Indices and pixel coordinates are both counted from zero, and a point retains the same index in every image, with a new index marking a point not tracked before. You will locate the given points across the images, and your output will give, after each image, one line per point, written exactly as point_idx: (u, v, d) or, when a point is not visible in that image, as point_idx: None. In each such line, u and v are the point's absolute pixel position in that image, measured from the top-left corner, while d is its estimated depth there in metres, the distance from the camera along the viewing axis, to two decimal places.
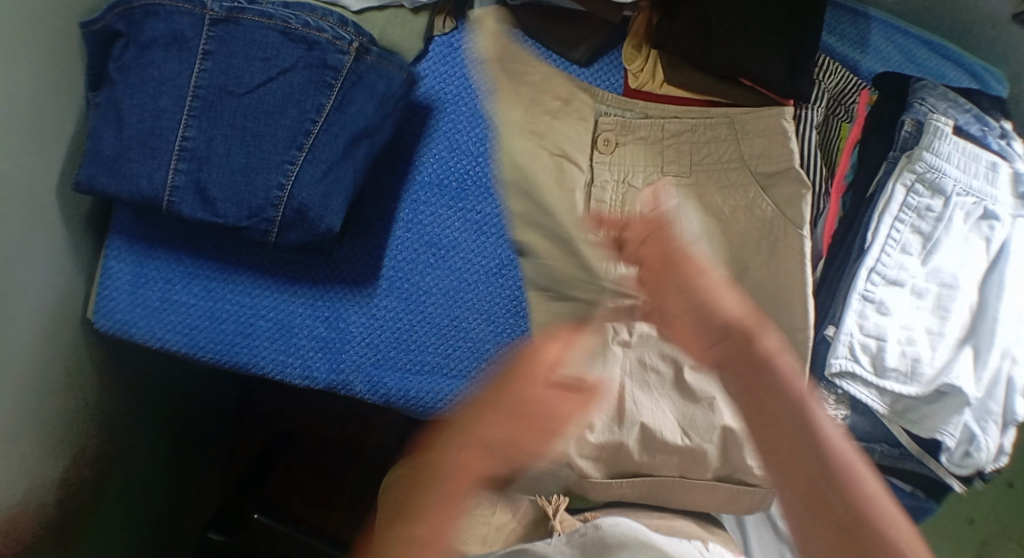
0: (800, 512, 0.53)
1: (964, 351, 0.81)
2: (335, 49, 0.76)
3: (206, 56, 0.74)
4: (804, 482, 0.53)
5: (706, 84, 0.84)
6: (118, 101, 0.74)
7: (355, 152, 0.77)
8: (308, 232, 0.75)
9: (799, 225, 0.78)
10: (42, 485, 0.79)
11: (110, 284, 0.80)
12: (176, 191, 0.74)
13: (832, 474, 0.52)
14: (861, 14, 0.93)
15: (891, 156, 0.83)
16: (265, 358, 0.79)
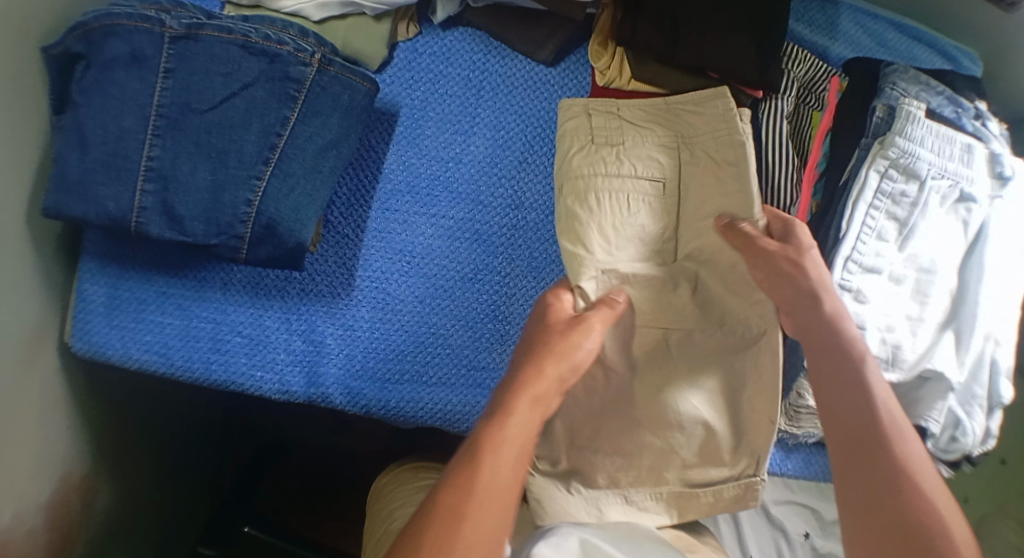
0: (846, 467, 0.65)
1: (945, 335, 0.82)
2: (297, 61, 0.75)
3: (167, 73, 0.74)
4: (856, 426, 0.65)
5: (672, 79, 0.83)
6: (80, 123, 0.73)
7: (324, 164, 0.76)
8: (278, 246, 0.75)
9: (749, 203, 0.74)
10: (27, 510, 0.78)
11: (84, 306, 0.79)
12: (144, 212, 0.74)
13: (870, 433, 0.65)
14: (829, 0, 0.92)
15: (865, 143, 0.81)
16: (243, 374, 0.79)
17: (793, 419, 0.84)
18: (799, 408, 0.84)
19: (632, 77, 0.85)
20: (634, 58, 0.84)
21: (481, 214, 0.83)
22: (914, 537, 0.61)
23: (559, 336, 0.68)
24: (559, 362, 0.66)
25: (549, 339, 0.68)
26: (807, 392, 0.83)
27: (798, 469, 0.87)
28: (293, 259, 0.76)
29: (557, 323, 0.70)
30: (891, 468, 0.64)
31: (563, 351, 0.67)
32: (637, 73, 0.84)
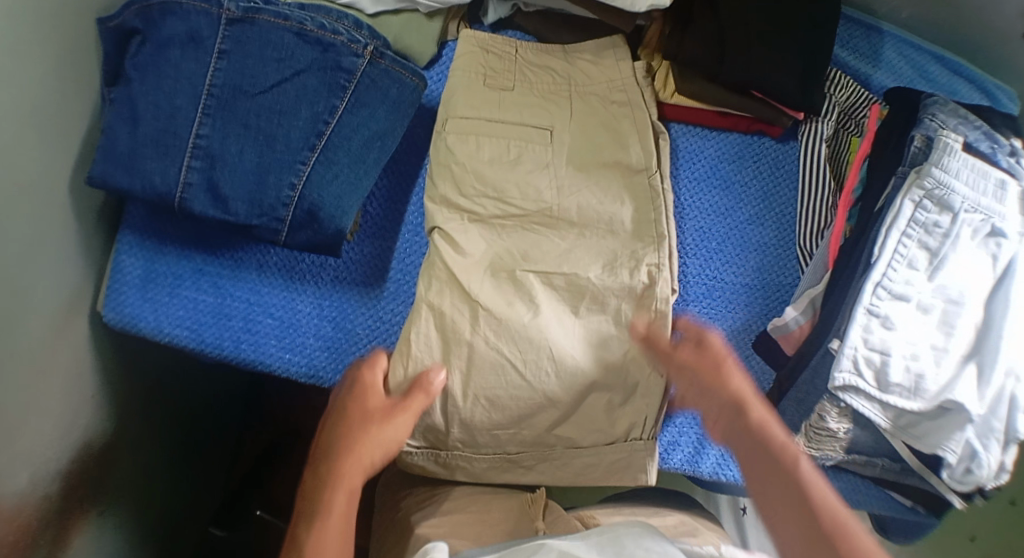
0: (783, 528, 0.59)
1: (967, 367, 0.81)
2: (350, 52, 0.76)
3: (221, 55, 0.75)
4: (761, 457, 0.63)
5: (715, 94, 0.84)
6: (131, 97, 0.75)
7: (368, 154, 0.76)
8: (317, 233, 0.75)
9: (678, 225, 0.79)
10: (47, 476, 0.79)
11: (120, 278, 0.80)
12: (188, 188, 0.75)
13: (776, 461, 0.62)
14: (874, 28, 0.93)
15: (900, 171, 0.82)
16: (271, 355, 0.79)
17: (811, 440, 0.84)
18: (819, 430, 0.83)
19: (675, 91, 0.85)
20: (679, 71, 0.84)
21: None
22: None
23: (381, 425, 0.68)
24: (376, 450, 0.67)
25: (366, 424, 0.68)
26: (828, 415, 0.82)
27: None
28: (330, 247, 0.76)
29: (377, 410, 0.69)
30: (809, 494, 0.59)
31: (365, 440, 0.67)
32: (681, 87, 0.84)
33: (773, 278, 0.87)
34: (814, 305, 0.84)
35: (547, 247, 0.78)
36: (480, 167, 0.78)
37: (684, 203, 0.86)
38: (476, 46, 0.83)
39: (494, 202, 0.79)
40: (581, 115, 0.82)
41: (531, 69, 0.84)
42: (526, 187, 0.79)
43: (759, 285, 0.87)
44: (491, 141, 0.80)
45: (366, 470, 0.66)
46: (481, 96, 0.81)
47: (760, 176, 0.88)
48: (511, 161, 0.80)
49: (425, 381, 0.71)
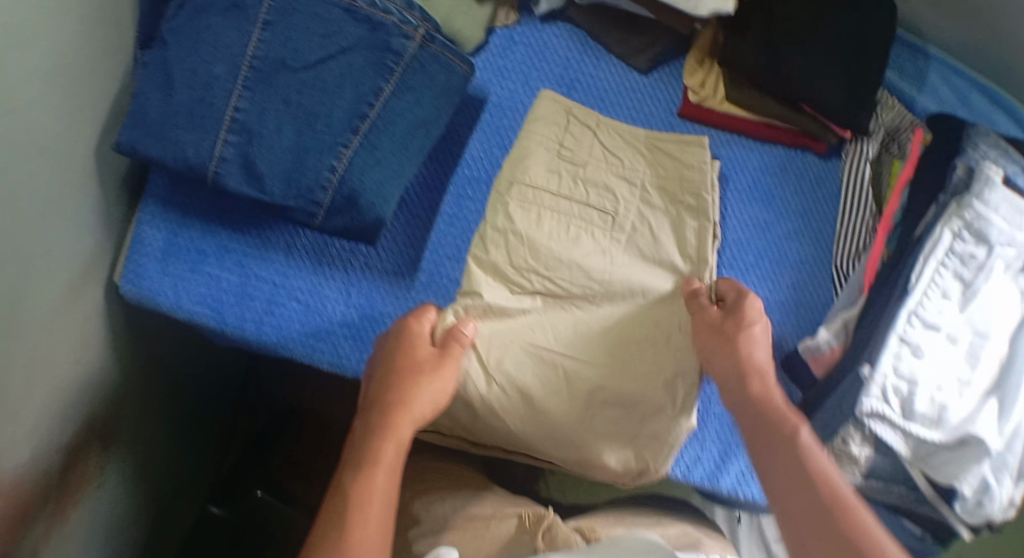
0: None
1: (989, 402, 0.82)
2: (399, 33, 0.73)
3: (265, 26, 0.71)
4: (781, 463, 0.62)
5: (764, 106, 0.82)
6: (166, 62, 0.71)
7: (411, 142, 0.74)
8: (355, 219, 0.73)
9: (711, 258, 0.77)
10: (48, 450, 0.76)
11: (141, 249, 0.78)
12: (222, 163, 0.71)
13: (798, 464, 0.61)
14: (921, 51, 0.92)
15: (942, 200, 0.80)
16: (295, 341, 0.77)
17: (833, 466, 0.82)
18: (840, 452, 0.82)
19: (725, 98, 0.82)
20: (731, 78, 0.82)
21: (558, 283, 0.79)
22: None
23: (431, 376, 0.69)
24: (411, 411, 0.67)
25: (416, 378, 0.69)
26: (852, 439, 0.81)
27: None
28: (366, 234, 0.74)
29: (420, 366, 0.70)
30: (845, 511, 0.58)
31: (415, 405, 0.67)
32: (731, 94, 0.82)
33: (807, 296, 0.86)
34: (848, 328, 0.83)
35: (587, 322, 0.77)
36: (536, 240, 0.77)
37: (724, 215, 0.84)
38: (559, 111, 0.80)
39: (543, 277, 0.77)
40: (646, 190, 0.79)
41: (610, 133, 0.81)
42: (575, 266, 0.77)
43: (794, 301, 0.85)
44: (552, 217, 0.78)
45: (419, 419, 0.67)
46: (546, 164, 0.79)
47: (801, 193, 0.87)
48: (568, 238, 0.78)
49: (458, 333, 0.72)
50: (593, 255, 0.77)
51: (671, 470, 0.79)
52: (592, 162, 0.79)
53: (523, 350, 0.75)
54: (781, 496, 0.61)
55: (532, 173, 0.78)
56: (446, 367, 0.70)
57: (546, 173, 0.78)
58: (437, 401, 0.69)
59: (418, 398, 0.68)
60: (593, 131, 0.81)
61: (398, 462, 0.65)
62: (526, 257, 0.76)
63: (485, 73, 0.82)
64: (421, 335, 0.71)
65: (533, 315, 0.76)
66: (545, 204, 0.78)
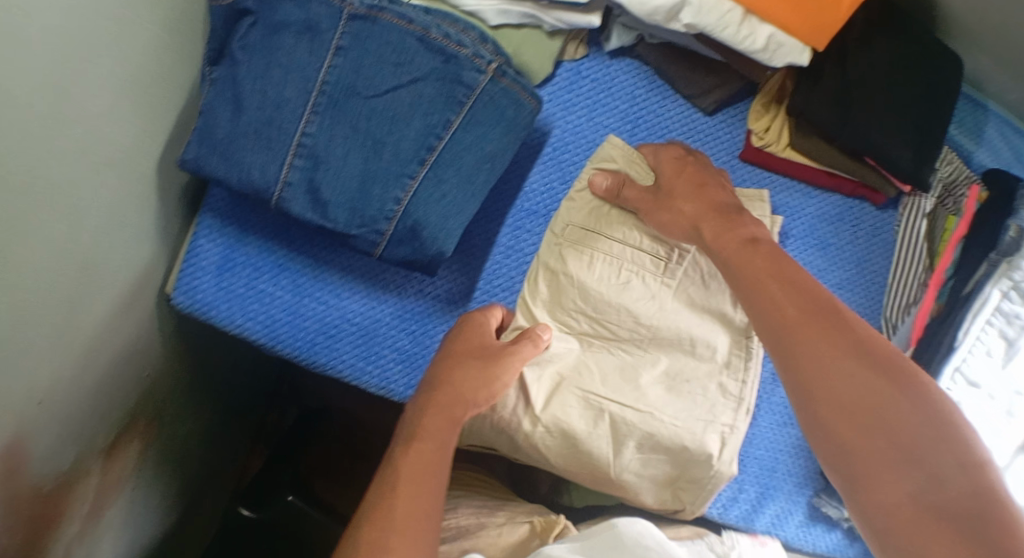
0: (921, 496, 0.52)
1: (1023, 459, 0.83)
2: (472, 67, 0.72)
3: (337, 51, 0.70)
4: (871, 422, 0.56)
5: (827, 156, 0.81)
6: (237, 81, 0.71)
7: (477, 176, 0.73)
8: (417, 250, 0.73)
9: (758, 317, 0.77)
10: (89, 455, 0.77)
11: (196, 262, 0.77)
12: (287, 187, 0.71)
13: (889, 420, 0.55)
14: (981, 104, 0.91)
15: (991, 259, 0.81)
16: (345, 362, 0.78)
17: None
18: None
19: (787, 145, 0.82)
20: (796, 126, 0.81)
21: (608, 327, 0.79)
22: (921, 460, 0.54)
23: (487, 364, 0.71)
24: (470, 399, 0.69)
25: (470, 363, 0.71)
26: None
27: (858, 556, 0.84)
28: (427, 266, 0.74)
29: (482, 352, 0.71)
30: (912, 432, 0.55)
31: (473, 387, 0.70)
32: (796, 142, 0.81)
33: None
34: None
35: (633, 377, 0.77)
36: (587, 282, 0.77)
37: None
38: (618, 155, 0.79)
39: (590, 320, 0.77)
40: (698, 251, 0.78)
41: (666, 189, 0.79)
42: (625, 314, 0.77)
43: None
44: (604, 262, 0.77)
45: (469, 406, 0.69)
46: (604, 208, 0.78)
47: (855, 242, 0.87)
48: (619, 285, 0.77)
49: (534, 334, 0.73)
50: (644, 306, 0.77)
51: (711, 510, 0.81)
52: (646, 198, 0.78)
53: (575, 387, 0.76)
54: (804, 402, 0.59)
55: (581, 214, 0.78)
56: (513, 358, 0.71)
57: (598, 214, 0.78)
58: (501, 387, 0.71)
59: (470, 380, 0.70)
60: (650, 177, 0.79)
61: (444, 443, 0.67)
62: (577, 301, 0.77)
63: (551, 105, 0.81)
64: (483, 324, 0.73)
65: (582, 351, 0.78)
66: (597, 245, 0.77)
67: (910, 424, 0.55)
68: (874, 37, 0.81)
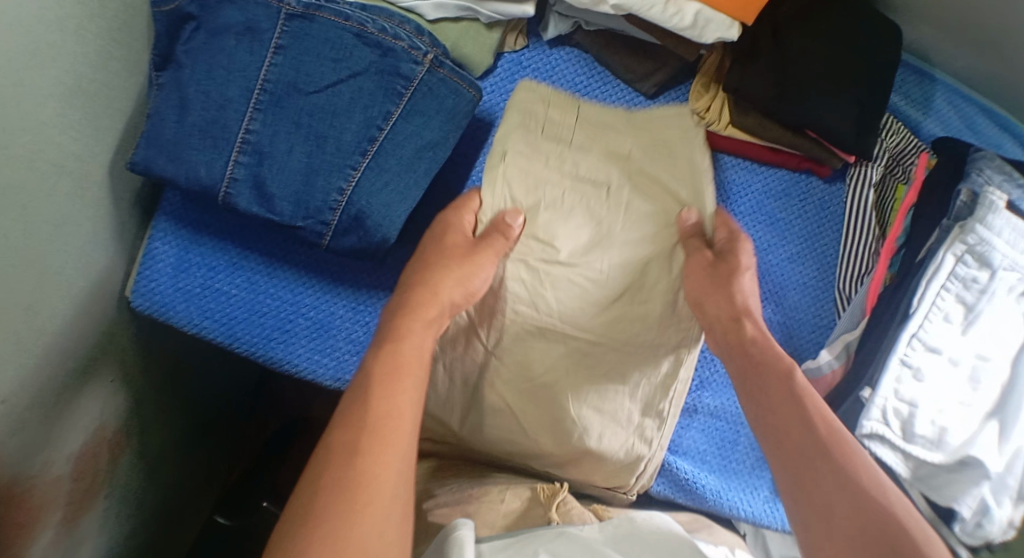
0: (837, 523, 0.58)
1: (990, 424, 0.83)
2: (409, 59, 0.74)
3: (277, 49, 0.73)
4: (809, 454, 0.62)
5: (769, 131, 0.82)
6: (182, 84, 0.73)
7: (419, 164, 0.75)
8: (363, 238, 0.74)
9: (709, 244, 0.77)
10: (58, 459, 0.78)
11: (152, 264, 0.79)
12: (233, 183, 0.73)
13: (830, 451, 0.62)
14: (927, 74, 0.92)
15: (945, 224, 0.81)
16: (301, 356, 0.79)
17: None
18: None
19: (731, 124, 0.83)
20: (735, 103, 0.82)
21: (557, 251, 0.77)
22: (863, 507, 0.58)
23: (460, 264, 0.72)
24: (445, 294, 0.71)
25: (447, 263, 0.72)
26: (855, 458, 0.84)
27: None
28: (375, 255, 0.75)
29: (457, 249, 0.74)
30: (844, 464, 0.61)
31: (445, 296, 0.71)
32: (736, 119, 0.83)
33: (808, 318, 0.87)
34: (849, 350, 0.84)
35: (583, 305, 0.77)
36: (535, 207, 0.77)
37: None
38: (540, 93, 0.79)
39: (542, 246, 0.76)
40: (640, 171, 0.78)
41: (595, 113, 0.79)
42: (573, 240, 0.77)
43: (795, 323, 0.87)
44: (549, 185, 0.77)
45: (446, 307, 0.71)
46: (537, 137, 0.78)
47: (806, 216, 0.88)
48: (563, 212, 0.77)
49: (504, 223, 0.75)
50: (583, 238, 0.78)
51: (651, 486, 0.83)
52: (590, 129, 0.79)
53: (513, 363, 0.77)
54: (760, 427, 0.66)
55: (525, 141, 0.77)
56: (486, 252, 0.73)
57: (540, 141, 0.78)
58: (478, 278, 0.73)
59: (446, 285, 0.71)
60: (576, 110, 0.79)
61: (422, 361, 0.67)
62: (522, 225, 0.77)
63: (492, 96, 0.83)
64: (458, 225, 0.75)
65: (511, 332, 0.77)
66: (542, 174, 0.77)
67: (869, 482, 0.60)
68: (809, 13, 0.82)
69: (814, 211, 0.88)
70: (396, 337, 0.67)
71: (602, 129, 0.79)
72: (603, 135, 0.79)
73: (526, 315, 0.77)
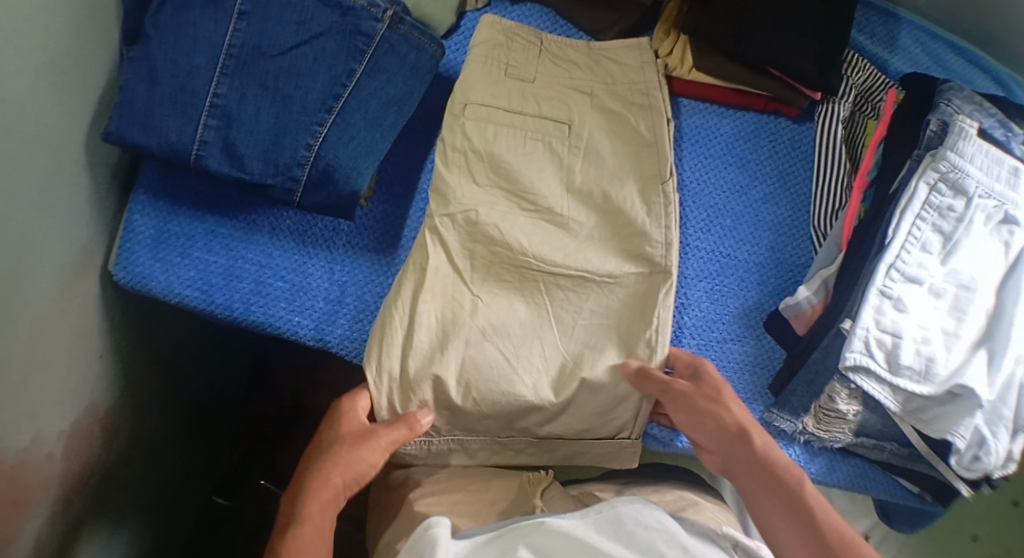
0: None
1: (978, 353, 0.79)
2: (369, 16, 0.76)
3: (241, 15, 0.75)
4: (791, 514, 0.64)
5: (731, 71, 0.85)
6: (150, 55, 0.74)
7: (384, 119, 0.77)
8: (332, 194, 0.76)
9: (663, 177, 0.81)
10: (50, 437, 0.78)
11: (131, 237, 0.80)
12: (204, 147, 0.75)
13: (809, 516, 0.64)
14: (891, 15, 0.93)
15: (916, 154, 0.81)
16: (282, 317, 0.80)
17: (820, 422, 0.84)
18: (827, 411, 0.83)
19: (692, 68, 0.87)
20: (697, 47, 0.86)
21: (517, 195, 0.81)
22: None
23: (352, 449, 0.71)
24: (345, 473, 0.69)
25: (339, 452, 0.71)
26: (838, 395, 0.82)
27: (820, 473, 0.87)
28: (345, 209, 0.77)
29: (352, 436, 0.72)
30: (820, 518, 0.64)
31: (343, 468, 0.70)
32: (698, 63, 0.86)
33: (786, 258, 0.88)
34: (827, 285, 0.83)
35: (553, 245, 0.80)
36: (496, 151, 0.81)
37: (695, 180, 0.88)
38: (500, 33, 0.85)
39: (505, 192, 0.81)
40: (599, 106, 0.85)
41: (553, 59, 0.86)
42: (534, 182, 0.81)
43: (774, 263, 0.87)
44: (508, 131, 0.82)
45: (343, 486, 0.69)
46: (497, 83, 0.83)
47: (776, 158, 0.90)
48: (525, 152, 0.82)
49: (411, 419, 0.73)
50: (551, 177, 0.82)
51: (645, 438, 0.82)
52: (546, 68, 0.85)
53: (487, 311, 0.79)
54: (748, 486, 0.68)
55: (483, 92, 0.82)
56: (382, 439, 0.71)
57: (500, 90, 0.83)
58: (375, 463, 0.71)
59: (341, 469, 0.70)
60: (538, 46, 0.86)
61: (327, 523, 0.68)
62: (482, 169, 0.81)
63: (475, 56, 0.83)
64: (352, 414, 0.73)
65: (494, 273, 0.80)
66: (501, 118, 0.82)
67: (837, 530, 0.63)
68: None
69: (781, 151, 0.90)
70: (323, 475, 0.69)
71: (556, 75, 0.85)
72: (555, 78, 0.85)
73: (503, 255, 0.80)
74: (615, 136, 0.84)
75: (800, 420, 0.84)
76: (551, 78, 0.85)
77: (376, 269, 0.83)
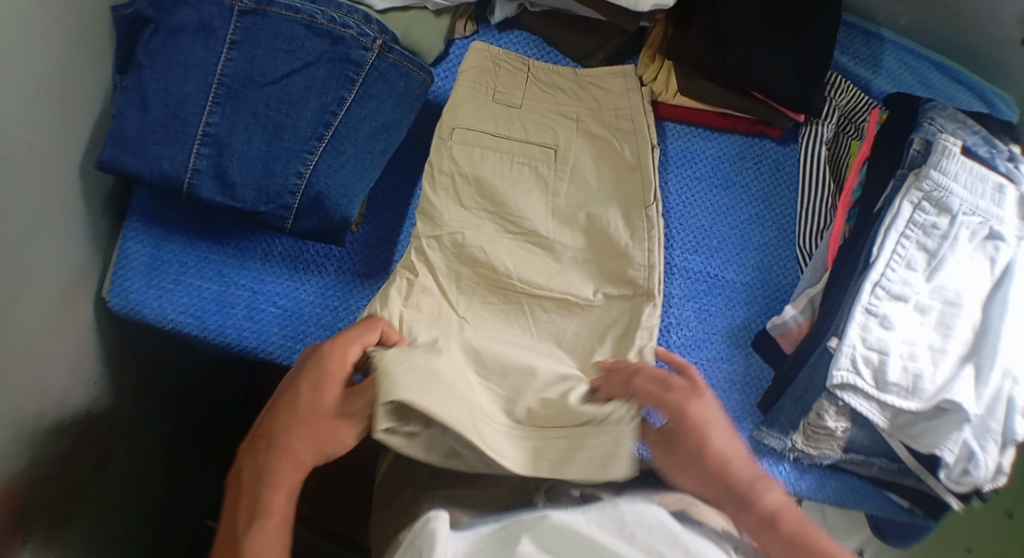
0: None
1: (966, 368, 0.79)
2: (358, 45, 0.78)
3: (233, 45, 0.76)
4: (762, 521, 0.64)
5: (714, 95, 0.87)
6: (143, 83, 0.75)
7: (374, 146, 0.79)
8: (323, 220, 0.77)
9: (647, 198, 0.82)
10: (45, 463, 0.78)
11: (126, 264, 0.81)
12: (196, 175, 0.75)
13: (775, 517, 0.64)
14: (874, 35, 0.95)
15: (899, 173, 0.82)
16: (274, 342, 0.81)
17: (809, 439, 0.83)
18: (816, 429, 0.83)
19: (677, 93, 0.89)
20: (681, 71, 0.88)
21: (504, 215, 0.82)
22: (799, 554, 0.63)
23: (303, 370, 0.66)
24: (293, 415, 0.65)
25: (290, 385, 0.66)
26: (827, 413, 0.82)
27: (811, 489, 0.87)
28: (336, 233, 0.78)
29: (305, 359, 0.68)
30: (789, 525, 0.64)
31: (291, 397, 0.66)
32: (683, 87, 0.88)
33: (772, 277, 0.89)
34: (813, 304, 0.85)
35: (540, 266, 0.81)
36: (484, 174, 0.82)
37: (681, 201, 0.89)
38: (488, 58, 0.86)
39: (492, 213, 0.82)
40: (586, 130, 0.86)
41: (538, 82, 0.87)
42: (520, 204, 0.82)
43: (759, 282, 0.89)
44: (495, 154, 0.83)
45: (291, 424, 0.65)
46: (484, 107, 0.84)
47: (761, 179, 0.91)
48: (511, 174, 0.83)
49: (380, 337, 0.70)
50: (537, 197, 0.83)
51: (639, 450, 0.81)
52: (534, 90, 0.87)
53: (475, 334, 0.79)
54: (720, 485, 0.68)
55: (471, 114, 0.83)
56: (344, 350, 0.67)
57: (488, 113, 0.84)
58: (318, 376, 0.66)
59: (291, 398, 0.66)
60: (525, 71, 0.87)
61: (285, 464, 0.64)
62: (470, 191, 0.81)
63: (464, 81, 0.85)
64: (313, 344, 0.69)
65: (480, 293, 0.80)
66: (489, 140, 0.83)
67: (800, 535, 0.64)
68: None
69: (766, 171, 0.92)
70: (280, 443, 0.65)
71: (543, 98, 0.87)
72: (543, 101, 0.86)
73: (489, 278, 0.80)
74: (601, 158, 0.85)
75: (788, 437, 0.84)
76: (538, 100, 0.86)
77: (367, 294, 0.84)
